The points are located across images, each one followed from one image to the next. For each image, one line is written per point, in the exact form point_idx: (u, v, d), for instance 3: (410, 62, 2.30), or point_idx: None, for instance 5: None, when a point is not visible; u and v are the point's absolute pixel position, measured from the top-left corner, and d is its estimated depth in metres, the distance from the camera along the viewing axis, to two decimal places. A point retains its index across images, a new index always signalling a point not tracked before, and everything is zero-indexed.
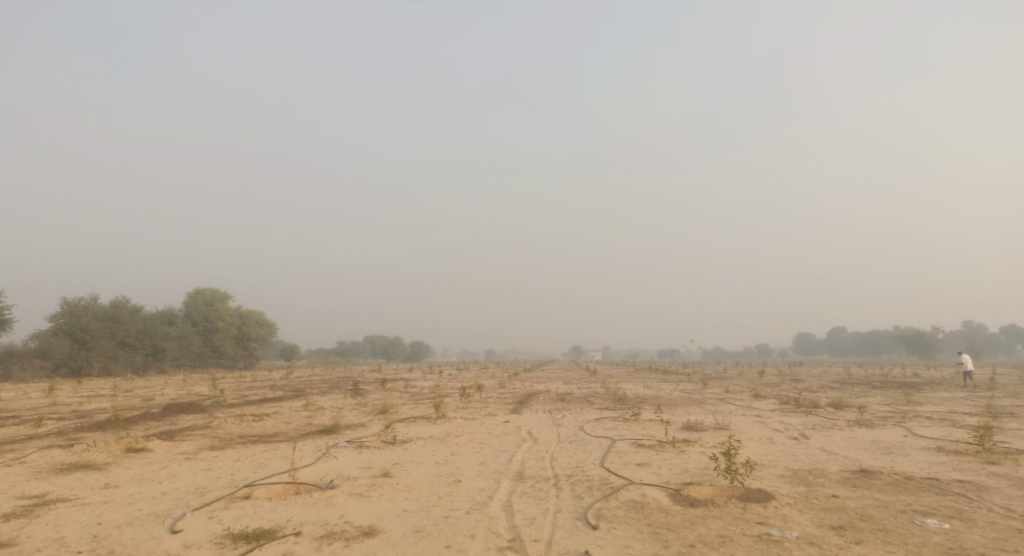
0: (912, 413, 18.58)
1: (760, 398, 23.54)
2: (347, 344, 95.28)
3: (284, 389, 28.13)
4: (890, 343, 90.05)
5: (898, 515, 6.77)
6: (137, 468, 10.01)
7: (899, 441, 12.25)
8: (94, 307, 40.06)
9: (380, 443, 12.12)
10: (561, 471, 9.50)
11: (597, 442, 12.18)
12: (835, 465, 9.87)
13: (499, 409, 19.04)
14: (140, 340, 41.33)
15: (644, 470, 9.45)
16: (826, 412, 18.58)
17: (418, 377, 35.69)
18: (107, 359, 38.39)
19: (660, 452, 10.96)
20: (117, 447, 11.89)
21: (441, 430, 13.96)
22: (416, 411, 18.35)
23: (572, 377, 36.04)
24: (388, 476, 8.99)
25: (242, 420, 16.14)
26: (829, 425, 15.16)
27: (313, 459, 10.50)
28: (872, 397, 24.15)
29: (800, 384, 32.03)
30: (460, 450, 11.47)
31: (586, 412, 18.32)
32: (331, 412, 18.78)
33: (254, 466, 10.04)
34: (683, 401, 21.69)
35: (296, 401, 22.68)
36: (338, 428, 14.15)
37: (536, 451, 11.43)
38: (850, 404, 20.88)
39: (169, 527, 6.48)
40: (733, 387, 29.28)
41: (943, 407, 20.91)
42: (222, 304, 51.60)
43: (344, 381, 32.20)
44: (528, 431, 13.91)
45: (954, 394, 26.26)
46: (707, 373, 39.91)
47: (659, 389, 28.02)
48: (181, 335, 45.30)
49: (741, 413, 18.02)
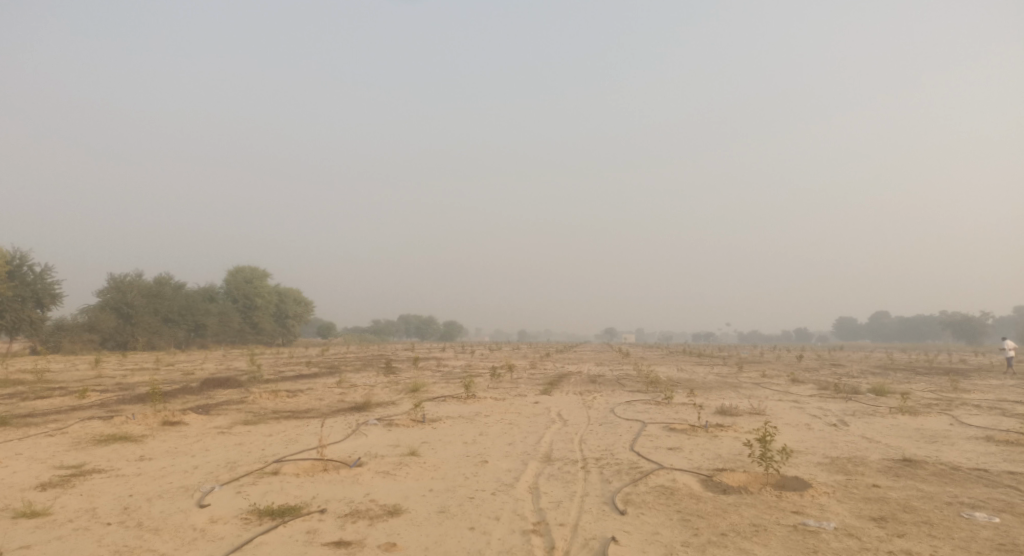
0: (959, 401, 17.80)
1: (798, 382, 22.95)
2: (382, 323, 96.64)
3: (319, 366, 28.67)
4: (936, 329, 86.94)
5: (945, 507, 6.40)
6: (172, 441, 10.25)
7: (945, 430, 11.71)
8: (139, 284, 41.39)
9: (409, 421, 12.16)
10: (590, 454, 9.35)
11: (627, 425, 11.99)
12: (876, 453, 9.47)
13: (529, 389, 18.99)
14: (182, 316, 42.60)
15: (676, 455, 9.22)
16: (867, 398, 17.97)
17: (450, 356, 35.96)
18: (152, 334, 39.72)
19: (691, 437, 10.70)
20: (154, 419, 12.20)
21: (470, 409, 13.95)
22: (446, 389, 18.43)
23: (604, 358, 35.80)
24: (415, 454, 8.99)
25: (276, 396, 16.44)
26: (871, 412, 14.62)
27: (343, 436, 10.59)
28: (916, 383, 23.28)
29: (841, 369, 31.12)
30: (488, 430, 11.42)
31: (618, 394, 18.12)
32: (363, 389, 19.02)
33: (284, 442, 10.17)
34: (717, 385, 21.27)
35: (330, 378, 23.07)
36: (368, 405, 14.27)
37: (565, 433, 11.30)
38: (892, 391, 20.17)
39: (197, 501, 6.57)
40: (768, 371, 28.62)
41: (993, 395, 20.00)
42: (261, 281, 52.74)
43: (378, 359, 32.66)
44: (558, 412, 13.78)
45: (1005, 381, 25.14)
46: (743, 357, 39.19)
47: (692, 372, 27.58)
48: (222, 312, 46.54)
49: (777, 398, 17.56)
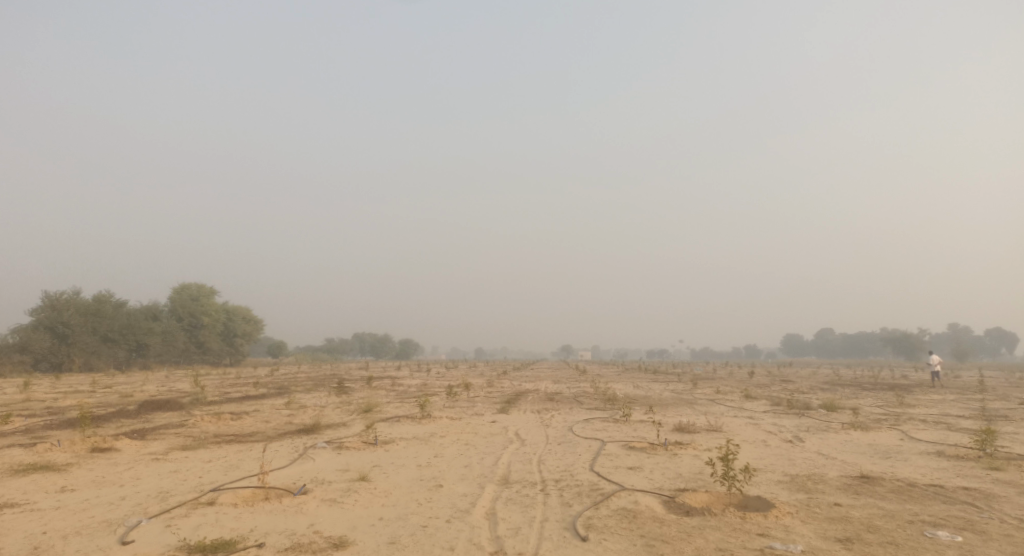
0: (905, 416, 18.27)
1: (752, 399, 23.24)
2: (336, 341, 94.21)
3: (267, 386, 27.47)
4: (877, 347, 90.56)
5: (907, 526, 6.34)
6: (99, 469, 9.44)
7: (896, 446, 11.89)
8: (76, 301, 39.11)
9: (361, 443, 11.60)
10: (549, 475, 9.03)
11: (586, 444, 11.73)
12: (833, 470, 9.48)
13: (486, 408, 18.56)
14: (123, 335, 40.47)
15: (636, 475, 8.98)
16: (819, 414, 18.27)
17: (405, 375, 35.11)
18: (89, 355, 37.51)
19: (652, 456, 10.50)
20: (82, 446, 11.27)
21: (425, 430, 13.47)
22: (401, 409, 17.86)
23: (561, 376, 35.61)
24: (365, 479, 8.49)
25: (219, 418, 15.54)
26: (824, 428, 14.81)
27: (288, 461, 9.96)
28: (863, 399, 23.87)
29: (791, 385, 31.82)
30: (444, 452, 10.97)
31: (576, 412, 17.90)
32: (313, 410, 18.23)
33: (223, 468, 9.49)
34: (674, 402, 21.34)
35: (279, 399, 22.09)
36: (317, 427, 13.60)
37: (523, 453, 10.96)
38: (842, 406, 20.59)
39: (120, 538, 5.95)
40: (723, 388, 28.91)
41: (935, 409, 20.65)
42: (208, 299, 50.68)
43: (330, 379, 31.56)
44: (516, 432, 13.44)
45: (945, 396, 26.09)
46: (697, 373, 39.66)
47: (649, 389, 27.70)
48: (166, 331, 44.44)
49: (733, 415, 17.66)
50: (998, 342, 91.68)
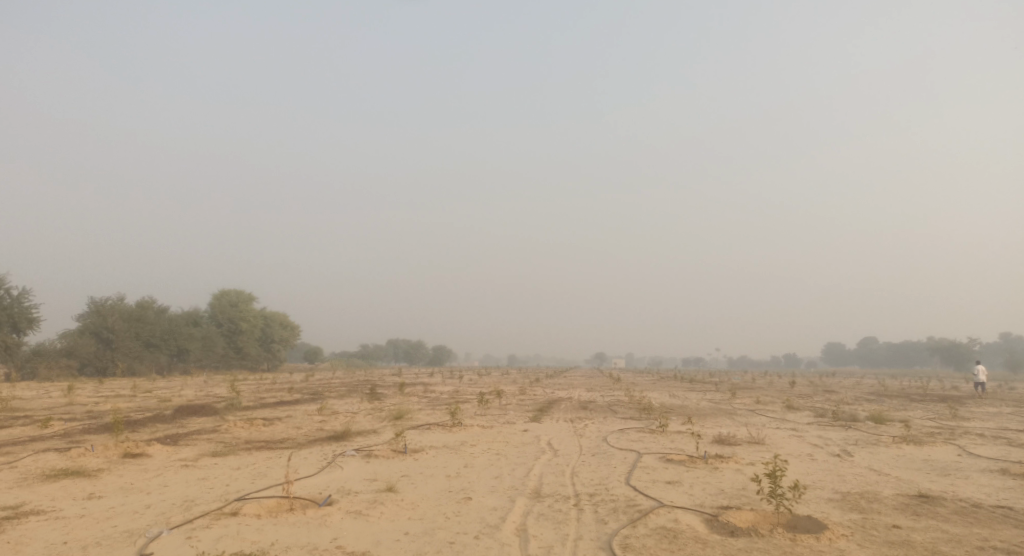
0: (961, 429, 17.23)
1: (793, 409, 22.35)
2: (370, 348, 95.14)
3: (301, 392, 27.63)
4: (925, 356, 87.05)
5: (977, 553, 5.77)
6: (129, 476, 9.44)
7: (955, 462, 11.11)
8: (121, 307, 40.25)
9: (390, 452, 11.39)
10: (583, 489, 8.64)
11: (621, 456, 11.29)
12: (888, 488, 8.85)
13: (518, 416, 18.23)
14: (165, 340, 41.47)
15: (675, 490, 8.52)
16: (867, 426, 17.38)
17: (438, 381, 35.02)
18: (132, 360, 38.50)
19: (690, 469, 9.99)
20: (115, 452, 11.33)
21: (456, 438, 13.21)
22: (432, 417, 17.66)
23: (594, 383, 34.99)
24: (392, 490, 8.23)
25: (251, 424, 15.57)
26: (874, 441, 14.03)
27: (316, 469, 9.80)
28: (913, 411, 22.71)
29: (834, 395, 30.58)
30: (474, 462, 10.69)
31: (610, 421, 17.42)
32: (345, 416, 18.16)
33: (251, 477, 9.36)
34: (711, 412, 20.68)
35: (312, 404, 22.15)
36: (347, 434, 13.46)
37: (556, 464, 10.59)
38: (891, 418, 19.58)
39: (140, 550, 5.81)
40: (763, 398, 27.94)
41: (993, 423, 19.45)
42: (246, 306, 51.60)
43: (363, 385, 31.61)
44: (548, 441, 13.07)
45: (1002, 409, 24.65)
46: (735, 382, 38.53)
47: (685, 398, 26.98)
48: (206, 336, 45.39)
49: (775, 426, 16.95)
50: None
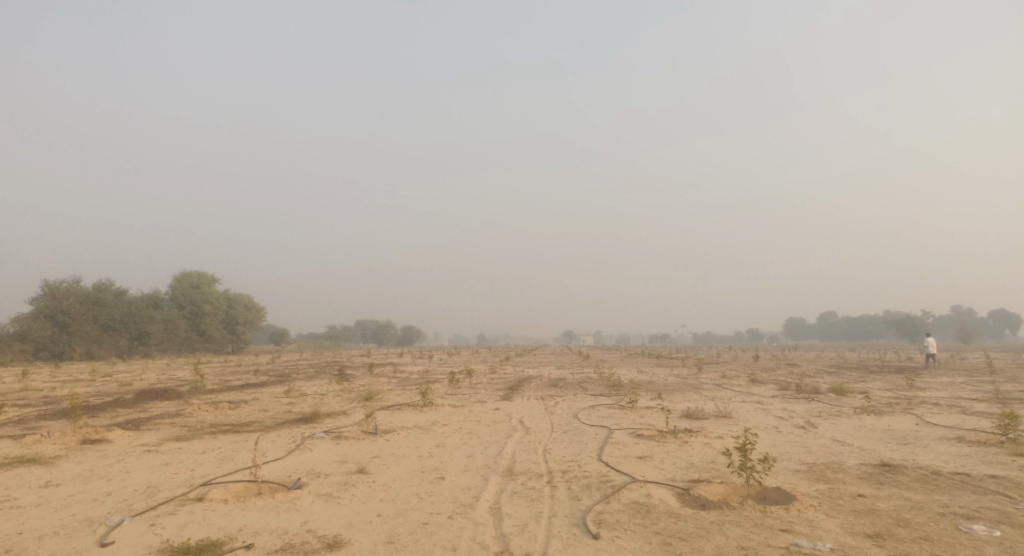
0: (917, 399, 17.87)
1: (758, 383, 22.86)
2: (338, 329, 94.02)
3: (268, 374, 27.12)
4: (881, 329, 90.22)
5: (939, 520, 5.93)
6: (88, 462, 9.09)
7: (914, 432, 11.49)
8: (76, 290, 38.76)
9: (360, 433, 11.23)
10: (556, 466, 8.64)
11: (593, 432, 11.35)
12: (851, 458, 9.09)
13: (489, 395, 18.21)
14: (124, 323, 40.20)
15: (647, 465, 8.58)
16: (829, 398, 17.88)
17: (408, 361, 34.80)
18: (90, 343, 37.23)
19: (661, 444, 10.10)
20: (72, 438, 10.91)
21: (427, 418, 13.10)
22: (402, 397, 17.52)
23: (564, 361, 35.19)
24: (363, 472, 8.10)
25: (216, 407, 15.19)
26: (836, 413, 14.41)
27: (285, 452, 9.60)
28: (871, 383, 23.48)
29: (797, 369, 31.43)
30: (446, 442, 10.61)
31: (580, 398, 17.54)
32: (313, 398, 17.88)
33: (216, 461, 9.11)
34: (680, 387, 21.02)
35: (280, 386, 21.77)
36: (316, 416, 13.24)
37: (528, 442, 10.59)
38: (851, 390, 20.20)
39: (99, 539, 5.58)
40: (728, 372, 28.55)
41: (946, 393, 20.24)
42: (209, 287, 50.29)
43: (331, 366, 31.22)
44: (520, 419, 13.07)
45: (954, 379, 25.68)
46: (702, 357, 39.20)
47: (653, 374, 27.36)
48: (167, 319, 44.15)
49: (741, 400, 17.30)
50: (1002, 323, 91.09)
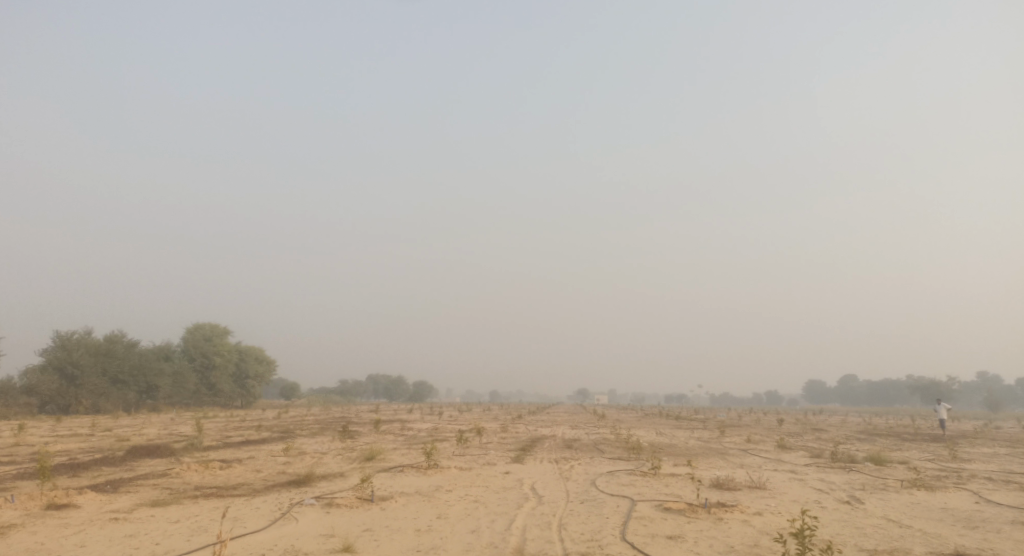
0: (967, 472, 16.27)
1: (786, 449, 21.32)
2: (348, 383, 92.38)
3: (271, 430, 25.98)
4: (905, 394, 87.00)
5: None
6: (44, 533, 8.09)
7: (979, 512, 10.14)
8: (87, 342, 38.15)
9: (355, 499, 10.12)
10: (573, 547, 7.47)
11: (613, 503, 10.15)
12: (916, 545, 7.81)
13: (499, 457, 16.96)
14: (133, 376, 39.41)
15: (679, 548, 7.42)
16: (869, 469, 16.38)
17: (416, 418, 33.27)
18: (98, 397, 36.36)
19: (692, 521, 8.89)
20: (38, 502, 9.92)
21: (430, 483, 11.94)
22: (406, 458, 16.35)
23: (578, 420, 33.75)
24: (348, 551, 7.01)
25: (206, 466, 14.14)
26: (882, 486, 13.04)
27: (266, 522, 8.54)
28: (909, 452, 21.79)
29: (824, 434, 29.59)
30: (450, 512, 9.49)
31: (597, 462, 16.24)
32: (312, 458, 16.72)
33: (187, 533, 8.06)
34: (702, 452, 19.60)
35: (279, 444, 20.60)
36: (309, 478, 12.10)
37: (541, 514, 9.42)
38: (891, 460, 18.61)
39: None
40: (753, 436, 26.94)
41: (994, 465, 18.62)
42: (221, 340, 49.49)
43: (337, 422, 29.99)
44: (532, 486, 11.89)
45: (998, 450, 23.79)
46: (723, 419, 37.27)
47: (673, 436, 25.85)
48: (177, 372, 43.29)
49: (772, 468, 15.91)
50: None
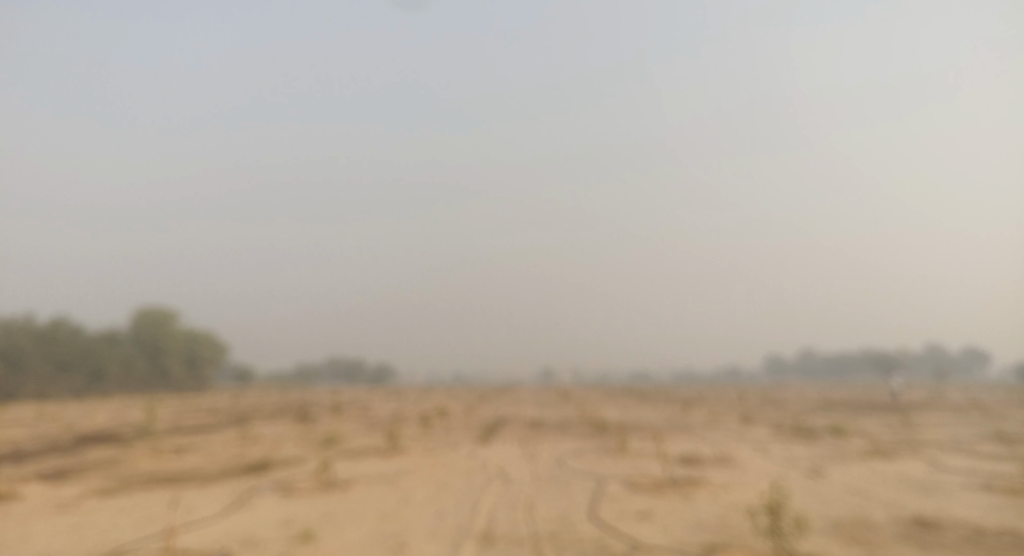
0: (919, 440, 16.80)
1: (748, 422, 21.72)
2: (310, 367, 91.05)
3: (229, 416, 25.22)
4: (857, 366, 90.36)
5: None
6: None
7: (934, 479, 10.39)
8: (30, 327, 36.33)
9: (317, 485, 9.78)
10: (542, 528, 7.31)
11: (581, 483, 10.04)
12: (878, 513, 7.91)
13: (464, 438, 16.76)
14: (81, 362, 37.81)
15: (648, 525, 7.34)
16: (828, 440, 16.74)
17: (380, 400, 32.87)
18: (44, 384, 34.75)
19: (660, 497, 8.83)
20: None
21: (394, 466, 11.66)
22: (369, 441, 16.02)
23: (543, 399, 33.80)
24: (308, 539, 6.70)
25: (159, 454, 13.56)
26: (841, 456, 13.31)
27: (222, 511, 8.15)
28: (864, 422, 22.46)
29: (783, 407, 30.32)
30: (415, 495, 9.23)
31: (563, 441, 16.19)
32: (271, 443, 16.22)
33: (137, 524, 7.62)
34: (666, 427, 19.78)
35: (237, 430, 19.99)
36: (268, 465, 11.68)
37: (508, 495, 9.25)
38: (848, 430, 19.12)
39: None
40: (715, 411, 27.40)
41: (943, 433, 19.31)
42: (174, 324, 47.84)
43: (298, 406, 29.32)
44: (498, 467, 11.72)
45: (946, 417, 24.73)
46: (685, 395, 37.86)
47: (637, 413, 26.09)
48: (127, 357, 41.70)
49: (735, 442, 16.13)
50: (973, 360, 91.80)
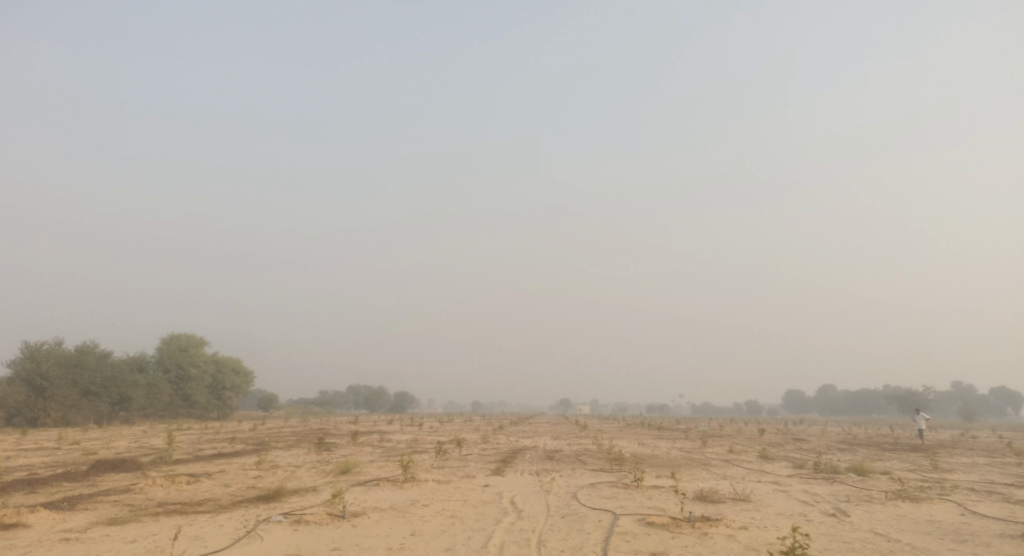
0: (949, 483, 16.17)
1: (770, 460, 21.16)
2: (328, 394, 91.11)
3: (246, 442, 25.22)
4: (882, 403, 88.06)
5: None
6: None
7: (966, 525, 9.94)
8: (57, 352, 36.93)
9: (327, 515, 9.64)
10: None
11: (596, 518, 9.78)
12: None
13: (478, 469, 16.53)
14: (105, 388, 38.21)
15: None
16: (853, 480, 16.20)
17: (396, 429, 32.68)
18: (68, 409, 35.12)
19: (676, 536, 8.57)
20: None
21: (406, 497, 11.49)
22: (383, 470, 15.86)
23: (560, 431, 33.29)
24: None
25: (172, 481, 13.53)
26: (867, 497, 12.85)
27: (229, 541, 8.05)
28: (891, 462, 21.73)
29: (806, 444, 29.53)
30: (425, 528, 9.06)
31: (579, 474, 15.88)
32: (285, 471, 16.14)
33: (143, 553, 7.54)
34: (685, 462, 19.34)
35: (252, 457, 19.95)
36: (279, 493, 11.59)
37: (520, 530, 9.03)
38: (874, 471, 18.51)
39: None
40: (736, 447, 26.76)
41: (975, 475, 18.57)
42: (198, 350, 48.31)
43: (314, 434, 29.24)
44: (512, 500, 11.49)
45: (978, 459, 23.81)
46: (706, 429, 37.07)
47: (656, 447, 25.59)
48: (151, 384, 42.08)
49: (756, 480, 15.67)
50: (1004, 401, 88.93)
